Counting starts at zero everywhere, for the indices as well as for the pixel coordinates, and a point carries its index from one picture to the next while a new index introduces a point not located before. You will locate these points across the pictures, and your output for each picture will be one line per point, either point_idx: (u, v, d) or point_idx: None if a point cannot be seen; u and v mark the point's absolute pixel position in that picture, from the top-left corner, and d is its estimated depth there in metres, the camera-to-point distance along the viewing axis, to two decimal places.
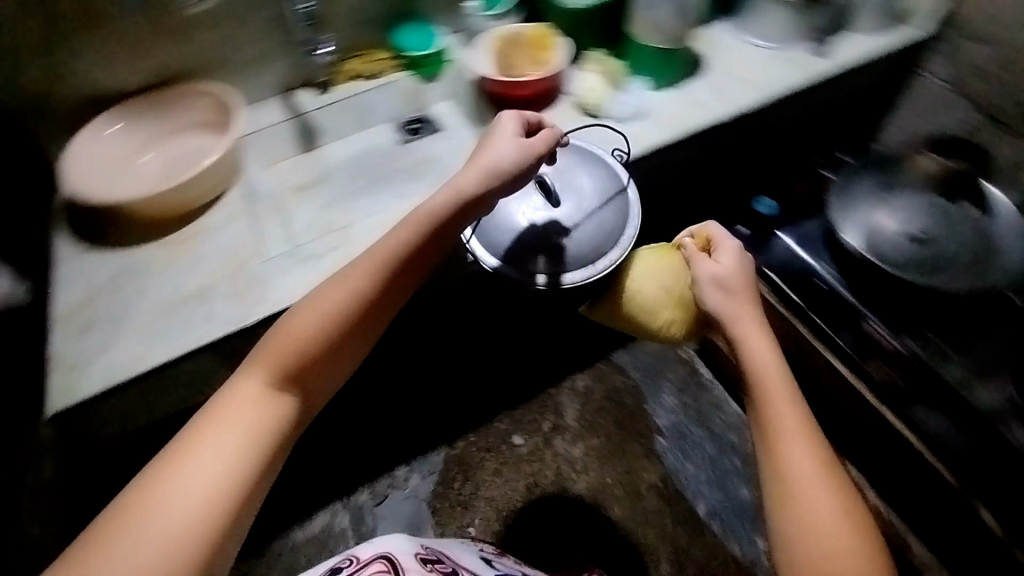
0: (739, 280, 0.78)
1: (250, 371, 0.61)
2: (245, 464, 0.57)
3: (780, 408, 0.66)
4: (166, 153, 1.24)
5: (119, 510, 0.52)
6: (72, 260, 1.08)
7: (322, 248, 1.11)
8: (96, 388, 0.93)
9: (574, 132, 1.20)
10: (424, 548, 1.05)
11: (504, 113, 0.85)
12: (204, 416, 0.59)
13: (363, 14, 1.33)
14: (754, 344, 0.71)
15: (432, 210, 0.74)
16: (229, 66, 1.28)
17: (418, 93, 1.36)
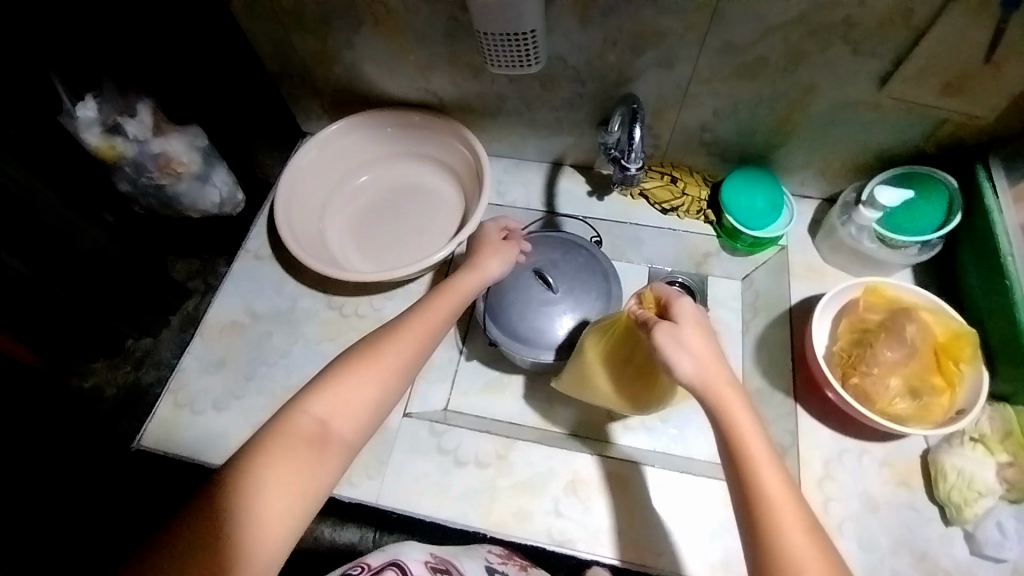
0: (696, 344, 0.57)
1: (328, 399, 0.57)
2: (290, 505, 0.52)
3: (796, 554, 0.48)
4: (387, 180, 1.04)
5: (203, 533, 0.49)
6: (252, 264, 1.01)
7: (472, 459, 0.82)
8: (188, 453, 0.87)
9: (899, 527, 0.76)
10: (435, 555, 0.60)
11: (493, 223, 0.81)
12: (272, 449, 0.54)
13: (710, 134, 0.92)
14: (756, 451, 0.52)
15: (462, 290, 0.71)
16: (503, 117, 0.99)
17: (709, 258, 1.00)
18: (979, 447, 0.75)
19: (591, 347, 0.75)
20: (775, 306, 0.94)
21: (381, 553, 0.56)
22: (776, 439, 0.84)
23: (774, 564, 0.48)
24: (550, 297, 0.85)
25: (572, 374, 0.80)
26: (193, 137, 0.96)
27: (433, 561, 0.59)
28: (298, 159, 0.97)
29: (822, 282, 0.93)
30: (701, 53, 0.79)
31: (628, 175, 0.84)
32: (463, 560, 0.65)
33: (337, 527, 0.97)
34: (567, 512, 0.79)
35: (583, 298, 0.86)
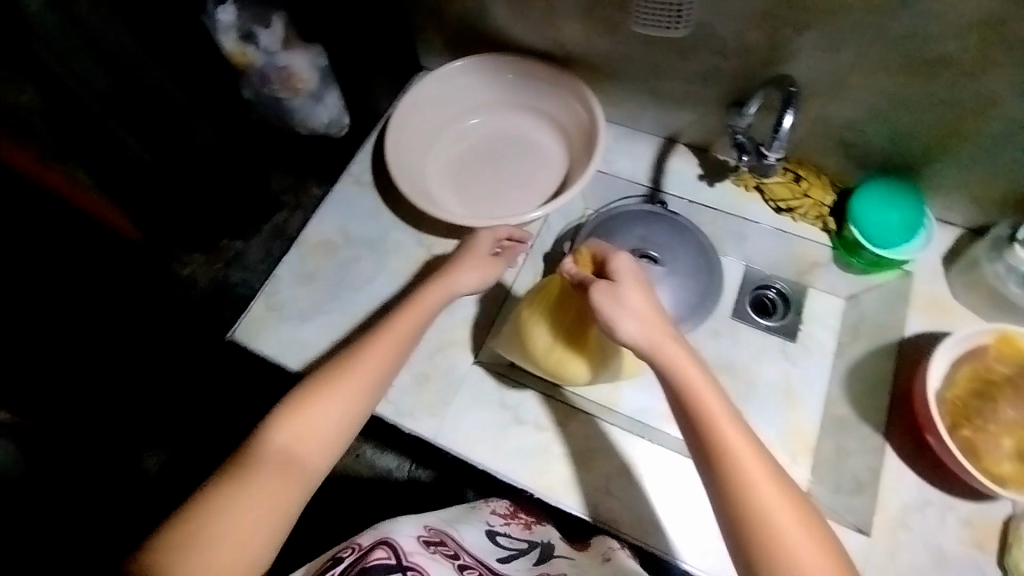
0: (644, 309, 0.63)
1: (296, 417, 0.63)
2: (270, 508, 0.58)
3: (760, 491, 0.53)
4: (494, 127, 1.03)
5: (188, 527, 0.55)
6: (352, 189, 1.04)
7: (534, 419, 0.83)
8: (271, 353, 0.93)
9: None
10: (426, 529, 0.62)
11: (483, 231, 0.82)
12: (250, 453, 0.60)
13: (853, 134, 0.84)
14: (710, 411, 0.56)
15: (427, 304, 0.74)
16: (627, 82, 0.94)
17: (816, 268, 0.93)
18: None
19: (527, 307, 0.82)
20: (882, 334, 0.86)
21: (371, 532, 0.57)
22: (853, 473, 0.79)
23: (747, 518, 0.52)
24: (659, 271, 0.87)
25: (511, 333, 0.84)
26: (315, 55, 0.99)
27: (426, 533, 0.61)
28: (415, 92, 0.98)
29: (944, 319, 0.85)
30: (871, 41, 0.71)
31: (766, 163, 0.81)
32: (460, 528, 0.69)
33: (377, 451, 1.07)
34: (616, 492, 0.79)
35: (685, 262, 0.88)
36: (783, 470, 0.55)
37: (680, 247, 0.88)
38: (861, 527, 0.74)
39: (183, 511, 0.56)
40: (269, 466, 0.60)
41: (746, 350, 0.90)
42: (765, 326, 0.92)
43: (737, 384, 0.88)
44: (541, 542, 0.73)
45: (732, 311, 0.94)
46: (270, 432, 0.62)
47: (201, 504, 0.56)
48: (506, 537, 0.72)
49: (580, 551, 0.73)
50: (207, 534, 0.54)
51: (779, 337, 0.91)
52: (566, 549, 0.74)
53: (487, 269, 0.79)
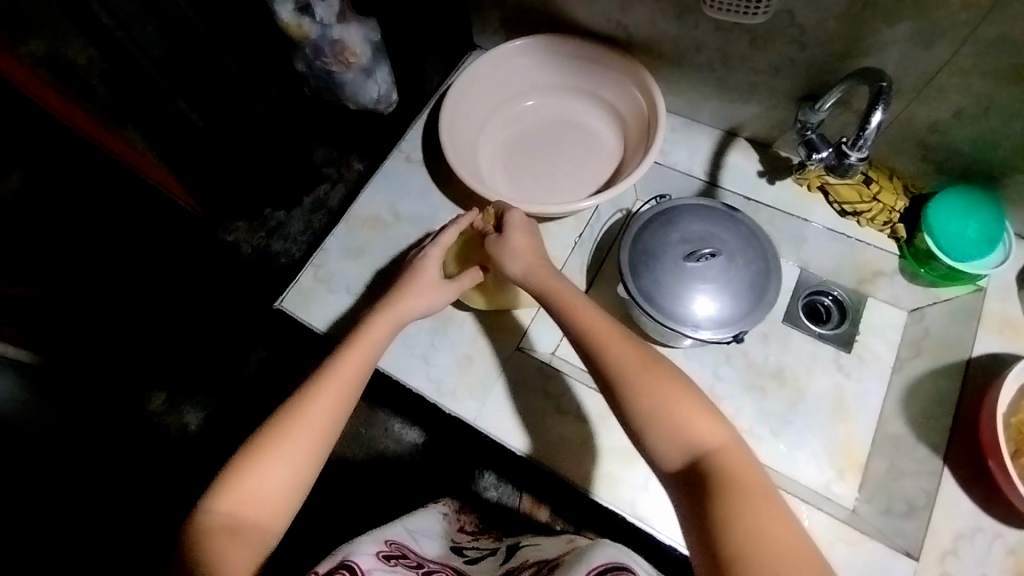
0: (526, 246, 0.71)
1: (278, 416, 0.59)
2: (293, 468, 0.56)
3: (659, 405, 0.55)
4: (547, 111, 1.00)
5: (182, 550, 0.50)
6: (401, 166, 1.03)
7: (575, 411, 0.82)
8: (318, 325, 0.94)
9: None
10: (387, 544, 0.60)
11: (431, 248, 0.75)
12: (234, 465, 0.56)
13: (936, 137, 0.78)
14: (580, 313, 0.62)
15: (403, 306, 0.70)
16: (692, 70, 0.90)
17: (877, 277, 0.88)
18: None
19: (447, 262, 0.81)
20: (948, 354, 0.82)
21: (331, 556, 0.54)
22: (905, 494, 0.76)
23: (630, 398, 0.56)
24: (710, 262, 0.81)
25: None
26: (368, 29, 0.96)
27: (387, 549, 0.60)
28: (470, 72, 0.96)
29: (1018, 341, 0.79)
30: (971, 37, 0.66)
31: (846, 163, 0.76)
32: (422, 541, 0.68)
33: (404, 425, 1.10)
34: (652, 490, 0.78)
35: (732, 252, 0.82)
36: (656, 352, 0.59)
37: (722, 236, 0.83)
38: (909, 553, 0.71)
39: (177, 539, 0.52)
40: (263, 464, 0.56)
41: (796, 358, 0.87)
42: (818, 333, 0.88)
43: (786, 392, 0.85)
44: (507, 543, 0.76)
45: (784, 315, 0.90)
46: (252, 441, 0.57)
47: (192, 526, 0.52)
48: (472, 549, 0.74)
49: (548, 538, 0.74)
50: (202, 554, 0.50)
51: (831, 346, 0.87)
52: (535, 539, 0.75)
53: (440, 298, 0.73)
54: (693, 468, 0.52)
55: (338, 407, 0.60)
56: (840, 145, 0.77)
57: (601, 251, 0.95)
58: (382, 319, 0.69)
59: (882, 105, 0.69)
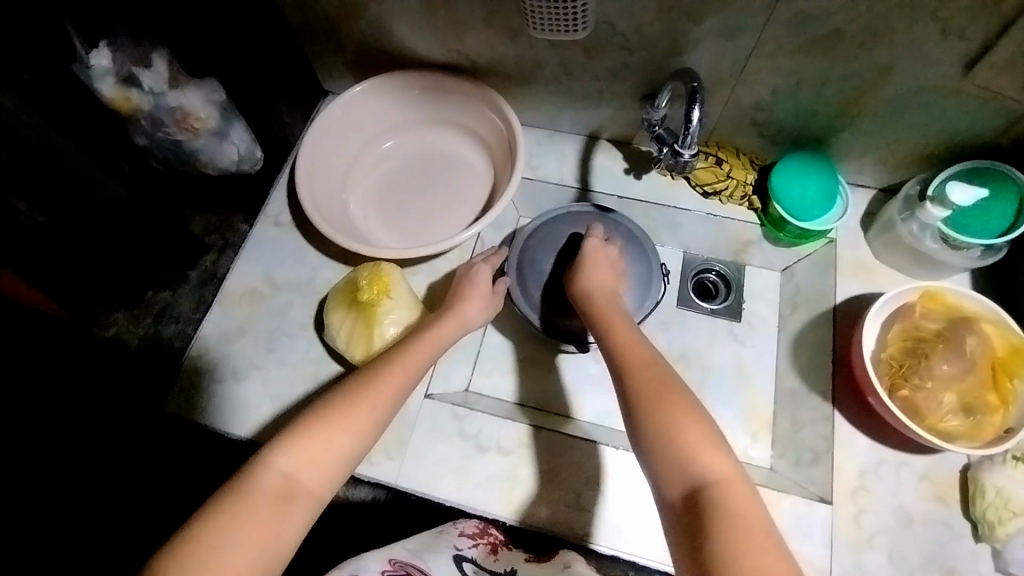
0: (601, 271, 0.77)
1: (352, 388, 0.64)
2: (349, 440, 0.61)
3: (678, 428, 0.56)
4: (411, 146, 0.99)
5: (240, 498, 0.55)
6: (271, 230, 0.97)
7: (497, 446, 0.81)
8: (242, 432, 0.85)
9: (932, 545, 0.74)
10: (391, 564, 0.60)
11: (481, 263, 0.84)
12: (304, 423, 0.60)
13: (763, 114, 0.85)
14: (620, 342, 0.67)
15: (441, 336, 0.74)
16: (541, 86, 0.92)
17: (750, 246, 0.95)
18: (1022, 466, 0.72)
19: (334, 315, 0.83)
20: (818, 303, 0.89)
21: (336, 572, 0.56)
22: (809, 444, 0.81)
23: (636, 410, 0.59)
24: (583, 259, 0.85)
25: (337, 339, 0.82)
26: (210, 91, 0.93)
27: (392, 567, 0.59)
28: (320, 121, 0.92)
29: (872, 281, 0.88)
30: (769, 22, 0.72)
31: (681, 160, 0.79)
32: (428, 558, 0.66)
33: (348, 487, 0.93)
34: (588, 505, 0.78)
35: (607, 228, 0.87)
36: (681, 385, 0.60)
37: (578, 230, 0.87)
38: (824, 497, 0.76)
39: (240, 478, 0.57)
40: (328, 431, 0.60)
41: (696, 338, 0.91)
42: (710, 310, 0.93)
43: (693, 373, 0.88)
44: (505, 572, 0.69)
45: (677, 300, 0.94)
46: (324, 404, 0.62)
47: (256, 471, 0.57)
48: (474, 564, 0.68)
49: (536, 565, 0.73)
50: (255, 513, 0.54)
51: (724, 320, 0.92)
52: (527, 566, 0.73)
53: (490, 305, 0.81)
54: (690, 504, 0.53)
55: (401, 388, 0.66)
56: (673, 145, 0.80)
57: None
58: (449, 322, 0.76)
59: (698, 104, 0.73)
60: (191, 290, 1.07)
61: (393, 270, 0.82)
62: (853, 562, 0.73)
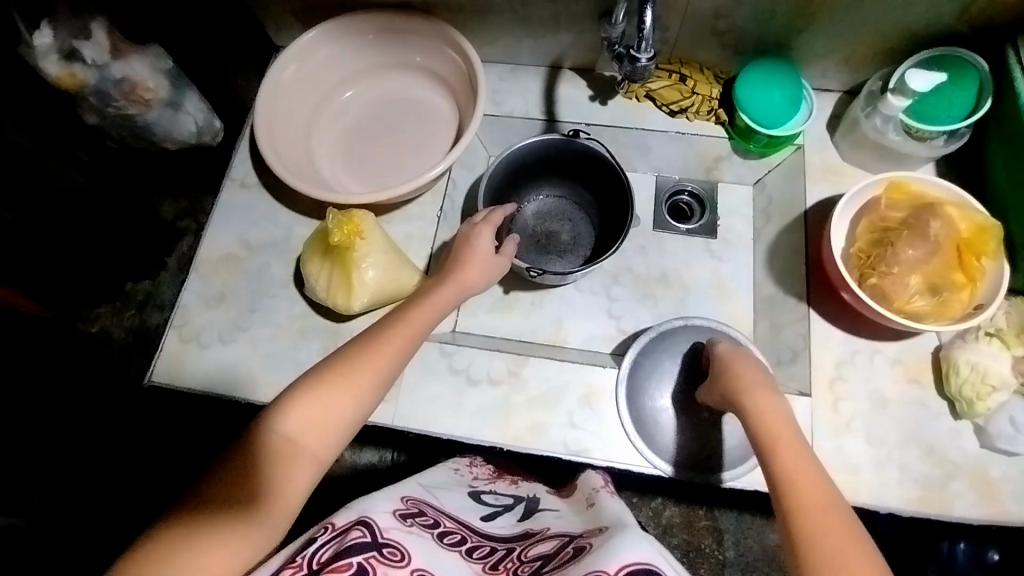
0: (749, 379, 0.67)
1: (354, 352, 0.61)
2: (348, 408, 0.59)
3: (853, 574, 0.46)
4: (374, 93, 0.97)
5: (244, 466, 0.55)
6: (238, 194, 0.96)
7: (492, 378, 0.83)
8: (259, 398, 0.86)
9: (908, 423, 0.78)
10: (403, 503, 0.56)
11: (483, 224, 0.77)
12: (302, 389, 0.58)
13: (724, 23, 0.84)
14: (786, 463, 0.55)
15: (442, 302, 0.70)
16: (496, 16, 0.89)
17: (720, 162, 0.95)
18: (995, 341, 0.75)
19: (309, 264, 0.84)
20: (789, 210, 0.90)
21: (343, 512, 0.50)
22: (788, 343, 0.84)
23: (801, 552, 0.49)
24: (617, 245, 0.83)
25: (313, 289, 0.84)
26: (155, 58, 0.88)
27: (404, 506, 0.56)
28: (273, 75, 0.89)
29: (840, 183, 0.89)
30: None
31: (638, 65, 0.76)
32: (441, 495, 0.65)
33: (355, 450, 1.01)
34: (580, 423, 0.81)
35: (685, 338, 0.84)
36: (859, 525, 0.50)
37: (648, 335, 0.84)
38: (803, 391, 0.80)
39: (242, 443, 0.56)
40: (326, 398, 0.58)
41: (674, 258, 0.92)
42: (686, 230, 0.94)
43: (673, 291, 0.91)
44: (526, 496, 0.71)
45: (653, 223, 0.95)
46: (319, 370, 0.61)
47: (257, 435, 0.56)
48: (492, 495, 0.70)
49: (565, 500, 0.68)
50: (258, 480, 0.54)
51: (701, 237, 0.93)
52: (554, 501, 0.69)
53: (495, 269, 0.77)
54: None
55: (403, 352, 0.64)
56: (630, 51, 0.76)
57: (467, 217, 0.94)
58: (451, 285, 0.72)
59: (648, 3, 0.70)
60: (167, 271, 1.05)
61: (365, 215, 0.82)
62: (835, 448, 0.77)
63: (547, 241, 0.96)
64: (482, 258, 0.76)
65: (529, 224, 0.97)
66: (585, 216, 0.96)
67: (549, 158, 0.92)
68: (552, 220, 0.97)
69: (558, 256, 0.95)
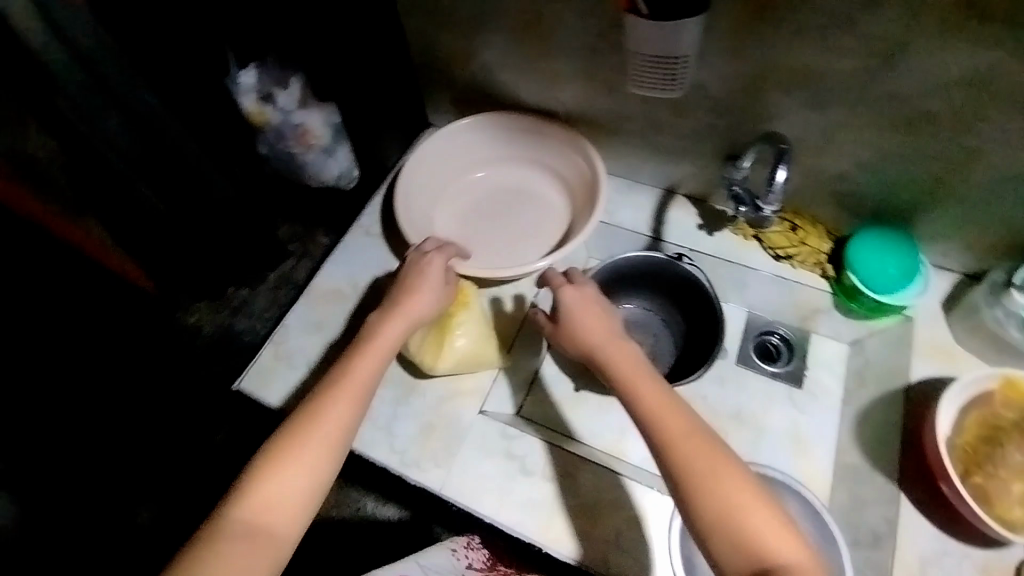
0: (593, 322, 0.70)
1: (300, 421, 0.61)
2: (303, 481, 0.59)
3: (734, 505, 0.56)
4: (500, 179, 1.07)
5: (193, 563, 0.54)
6: (361, 239, 1.07)
7: (546, 473, 0.82)
8: (273, 402, 0.94)
9: None
10: None
11: (434, 254, 0.80)
12: (251, 475, 0.59)
13: (846, 186, 0.88)
14: (662, 420, 0.61)
15: (388, 342, 0.70)
16: (627, 138, 0.99)
17: (817, 314, 0.94)
18: None
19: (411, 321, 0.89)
20: (889, 381, 0.88)
21: None
22: (869, 526, 0.80)
23: (691, 498, 0.57)
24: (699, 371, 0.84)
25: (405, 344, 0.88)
26: (329, 113, 1.05)
27: None
28: (423, 148, 1.02)
29: (949, 364, 0.86)
30: (859, 98, 0.76)
31: (762, 214, 0.84)
32: None
33: (377, 504, 1.05)
34: (628, 548, 0.77)
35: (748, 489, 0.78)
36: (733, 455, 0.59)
37: None
38: None
39: (199, 540, 0.56)
40: (276, 478, 0.58)
41: (754, 397, 0.90)
42: (771, 372, 0.92)
43: (746, 431, 0.87)
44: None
45: (737, 357, 0.94)
46: (268, 450, 0.60)
47: (216, 528, 0.56)
48: None
49: None
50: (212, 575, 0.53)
51: (784, 384, 0.91)
52: None
53: (441, 291, 0.78)
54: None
55: (353, 405, 0.64)
56: (754, 200, 0.84)
57: None
58: (395, 320, 0.72)
59: (784, 168, 0.77)
60: (268, 288, 1.19)
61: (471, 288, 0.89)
62: None
63: None
64: (424, 290, 0.76)
65: None
66: (669, 333, 0.98)
67: (646, 273, 0.96)
68: (636, 330, 0.98)
69: None
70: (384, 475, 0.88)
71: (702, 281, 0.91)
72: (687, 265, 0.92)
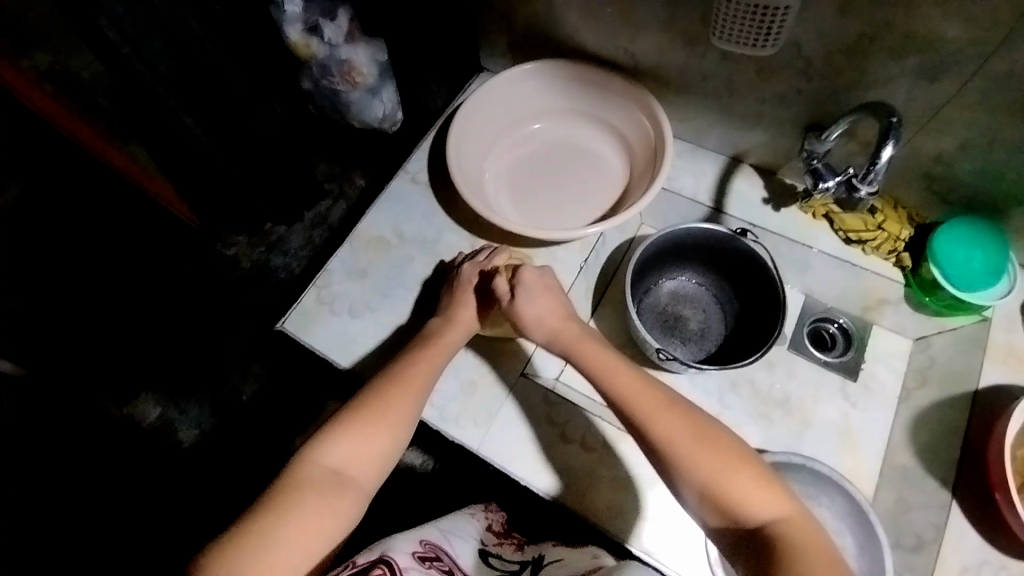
0: (548, 302, 0.75)
1: (382, 389, 0.67)
2: (388, 434, 0.65)
3: (713, 465, 0.56)
4: (555, 135, 1.01)
5: (291, 489, 0.57)
6: (407, 186, 1.04)
7: (582, 441, 0.82)
8: (343, 362, 0.92)
9: None
10: (422, 546, 0.61)
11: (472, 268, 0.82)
12: (340, 424, 0.64)
13: (939, 169, 0.79)
14: (622, 386, 0.64)
15: (450, 341, 0.77)
16: (698, 98, 0.91)
17: (882, 306, 0.88)
18: None
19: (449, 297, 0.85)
20: (954, 383, 0.82)
21: (368, 552, 0.58)
22: (914, 528, 0.77)
23: (671, 463, 0.57)
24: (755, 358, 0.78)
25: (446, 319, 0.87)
26: (377, 49, 0.94)
27: (422, 549, 0.60)
28: (477, 96, 0.96)
29: (1022, 373, 0.80)
30: (976, 73, 0.67)
31: (856, 195, 0.77)
32: (455, 545, 0.67)
33: (402, 446, 1.06)
34: (659, 521, 0.77)
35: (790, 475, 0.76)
36: (708, 420, 0.59)
37: None
38: None
39: (284, 478, 0.59)
40: (365, 427, 0.64)
41: (803, 386, 0.86)
42: (824, 361, 0.88)
43: (792, 421, 0.84)
44: (531, 558, 0.71)
45: (789, 341, 0.89)
46: (355, 406, 0.66)
47: (303, 465, 0.60)
48: (499, 557, 0.70)
49: (571, 550, 0.72)
50: (311, 498, 0.57)
51: (838, 375, 0.86)
52: (560, 551, 0.72)
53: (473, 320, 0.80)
54: (754, 534, 0.53)
55: (426, 386, 0.71)
56: (850, 177, 0.77)
57: (605, 274, 0.95)
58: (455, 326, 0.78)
59: (893, 143, 0.70)
60: (305, 226, 1.11)
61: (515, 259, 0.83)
62: None
63: (674, 324, 0.93)
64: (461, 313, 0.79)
65: (662, 300, 0.94)
66: (720, 312, 0.93)
67: (703, 244, 0.90)
68: (685, 305, 0.94)
69: (681, 342, 0.92)
70: (418, 427, 0.89)
71: (768, 262, 0.84)
72: (752, 243, 0.85)
